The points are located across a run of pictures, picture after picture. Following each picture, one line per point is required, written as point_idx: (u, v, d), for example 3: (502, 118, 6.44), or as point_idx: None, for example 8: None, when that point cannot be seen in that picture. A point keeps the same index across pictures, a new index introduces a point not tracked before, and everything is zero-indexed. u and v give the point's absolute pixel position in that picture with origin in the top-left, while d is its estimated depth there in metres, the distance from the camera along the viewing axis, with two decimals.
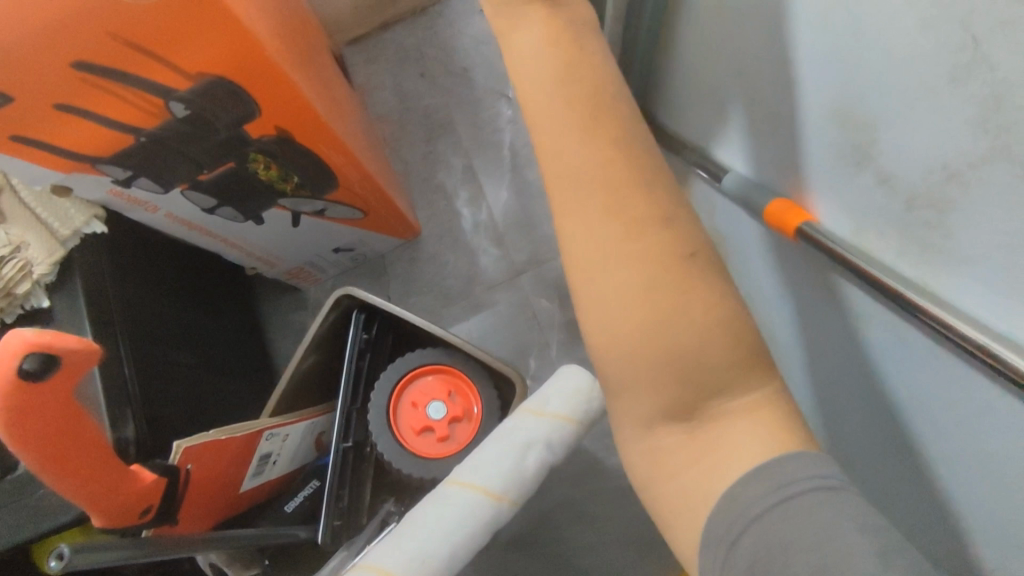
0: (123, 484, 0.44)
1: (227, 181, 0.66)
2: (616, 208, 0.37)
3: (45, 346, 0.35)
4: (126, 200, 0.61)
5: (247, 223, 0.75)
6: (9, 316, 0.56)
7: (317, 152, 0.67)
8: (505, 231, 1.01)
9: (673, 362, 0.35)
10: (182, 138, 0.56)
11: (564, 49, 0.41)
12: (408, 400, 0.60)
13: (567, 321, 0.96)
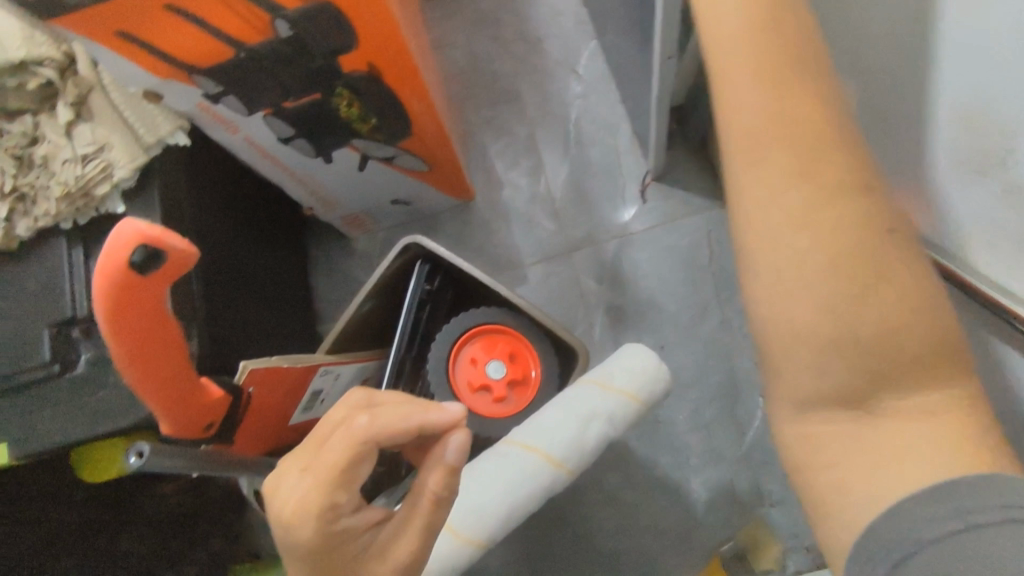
0: (191, 396, 0.44)
1: (309, 113, 0.64)
2: (808, 173, 0.33)
3: (153, 240, 0.35)
4: (211, 116, 0.60)
5: (318, 160, 0.74)
6: (84, 218, 0.56)
7: (400, 96, 0.66)
8: (563, 207, 1.00)
9: (851, 352, 0.33)
10: (278, 61, 0.55)
11: None
12: (468, 356, 0.60)
13: (616, 305, 0.95)
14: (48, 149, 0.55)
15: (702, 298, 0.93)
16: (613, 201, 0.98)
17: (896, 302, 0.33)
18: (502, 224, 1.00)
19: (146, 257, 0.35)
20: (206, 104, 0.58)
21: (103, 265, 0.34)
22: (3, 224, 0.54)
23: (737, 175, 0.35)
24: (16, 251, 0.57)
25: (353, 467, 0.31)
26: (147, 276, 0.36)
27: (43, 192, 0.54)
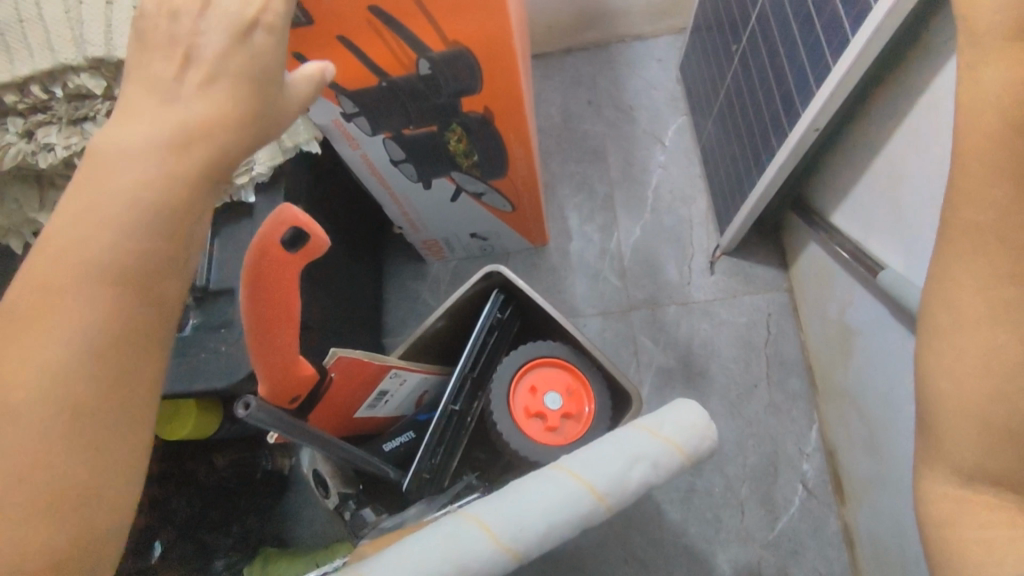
0: (290, 368, 0.49)
1: (422, 144, 0.72)
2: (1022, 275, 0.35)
3: (303, 224, 0.41)
4: (341, 132, 0.68)
5: (418, 185, 0.81)
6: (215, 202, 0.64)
7: (504, 141, 0.73)
8: (630, 266, 1.03)
9: (998, 426, 0.35)
10: (411, 94, 0.63)
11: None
12: (528, 384, 0.64)
13: (667, 367, 0.97)
14: None
15: (754, 376, 0.95)
16: (679, 268, 1.02)
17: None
18: (569, 272, 1.04)
19: (293, 237, 0.42)
20: (340, 122, 0.66)
21: (262, 238, 0.41)
22: None
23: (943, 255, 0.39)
24: None
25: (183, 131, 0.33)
26: (291, 254, 0.43)
27: None
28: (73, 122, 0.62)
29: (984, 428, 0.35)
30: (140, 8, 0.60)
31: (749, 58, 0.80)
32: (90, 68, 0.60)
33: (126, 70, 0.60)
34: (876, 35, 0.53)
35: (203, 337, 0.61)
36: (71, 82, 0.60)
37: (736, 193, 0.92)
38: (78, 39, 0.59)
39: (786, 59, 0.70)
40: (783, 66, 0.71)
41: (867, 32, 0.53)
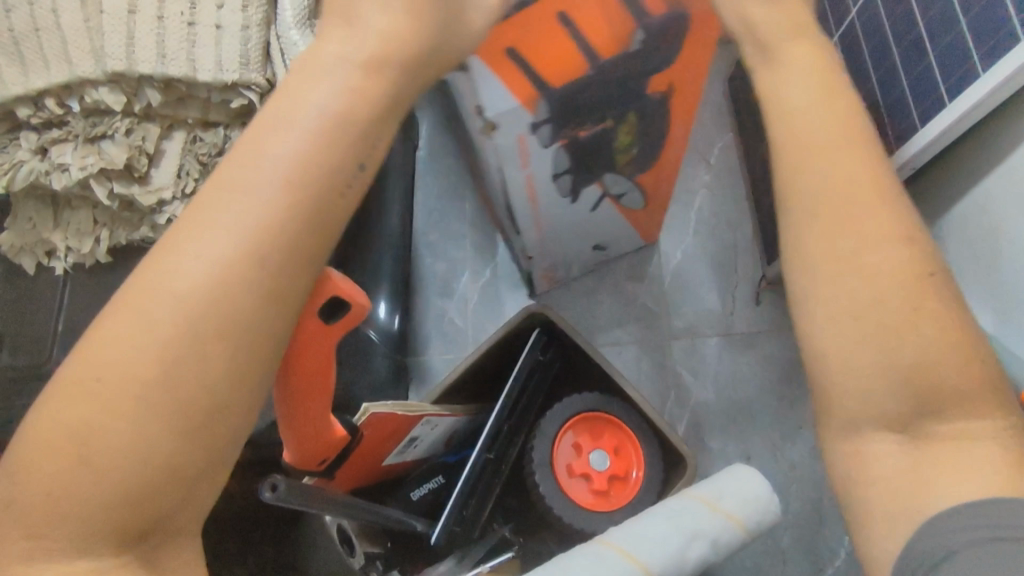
0: (322, 432, 0.45)
1: (594, 147, 0.61)
2: (872, 242, 0.31)
3: (345, 293, 0.37)
4: (516, 149, 0.57)
5: (562, 198, 0.67)
6: None
7: (671, 126, 0.63)
8: (670, 290, 0.97)
9: (910, 380, 0.30)
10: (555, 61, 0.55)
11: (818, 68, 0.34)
12: (572, 439, 0.59)
13: (707, 403, 0.91)
14: None
15: (799, 417, 0.89)
16: (722, 297, 0.96)
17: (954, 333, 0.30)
18: (605, 293, 0.96)
19: (334, 305, 0.37)
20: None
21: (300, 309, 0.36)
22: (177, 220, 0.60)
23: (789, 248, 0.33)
24: None
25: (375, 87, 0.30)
26: (329, 323, 0.38)
27: None
28: (90, 140, 0.57)
29: (907, 392, 0.30)
30: (166, 17, 0.55)
31: None
32: (109, 82, 0.55)
33: (147, 85, 0.56)
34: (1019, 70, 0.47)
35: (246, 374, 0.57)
36: (89, 96, 0.55)
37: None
38: (98, 51, 0.54)
39: (879, 91, 0.63)
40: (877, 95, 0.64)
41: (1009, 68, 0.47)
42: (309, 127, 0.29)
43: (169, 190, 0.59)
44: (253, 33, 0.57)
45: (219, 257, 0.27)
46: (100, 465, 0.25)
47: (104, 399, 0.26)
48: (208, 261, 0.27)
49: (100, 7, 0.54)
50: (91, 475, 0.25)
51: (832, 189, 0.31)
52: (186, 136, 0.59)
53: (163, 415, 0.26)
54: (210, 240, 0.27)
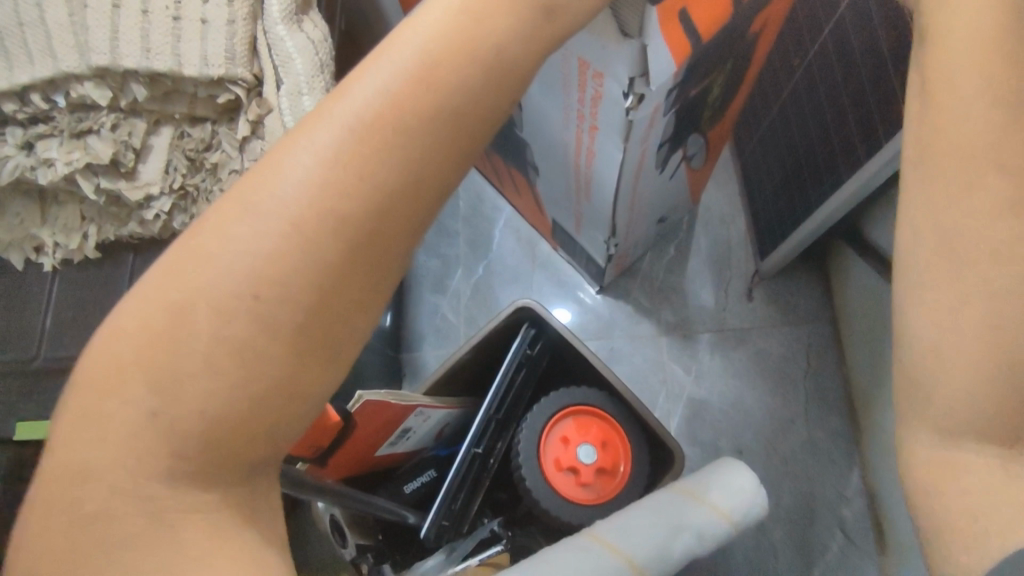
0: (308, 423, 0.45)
1: (690, 105, 0.52)
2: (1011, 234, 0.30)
3: None
4: (644, 122, 0.46)
5: (656, 173, 0.62)
6: None
7: (745, 73, 0.57)
8: (661, 285, 0.96)
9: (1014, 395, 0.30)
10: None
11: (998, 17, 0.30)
12: (560, 434, 0.59)
13: (698, 398, 0.91)
14: (220, 157, 0.59)
15: (791, 411, 0.89)
16: (715, 292, 0.96)
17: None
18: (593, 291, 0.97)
19: None
20: (571, 52, 0.43)
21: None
22: (165, 216, 0.60)
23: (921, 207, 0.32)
24: (167, 239, 0.62)
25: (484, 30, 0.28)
26: None
27: (206, 195, 0.59)
28: (75, 135, 0.57)
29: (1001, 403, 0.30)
30: (151, 11, 0.54)
31: (815, 75, 0.73)
32: (94, 77, 0.55)
33: (132, 80, 0.56)
34: None
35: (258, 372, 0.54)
36: (74, 92, 0.55)
37: (785, 218, 0.85)
38: (82, 45, 0.54)
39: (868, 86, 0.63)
40: (867, 91, 0.64)
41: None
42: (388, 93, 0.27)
43: (155, 186, 0.58)
44: (239, 28, 0.56)
45: (267, 232, 0.26)
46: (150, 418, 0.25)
47: (181, 344, 0.25)
48: (292, 213, 0.26)
49: (84, 2, 0.54)
50: (140, 430, 0.25)
51: (981, 155, 0.30)
52: (173, 131, 0.59)
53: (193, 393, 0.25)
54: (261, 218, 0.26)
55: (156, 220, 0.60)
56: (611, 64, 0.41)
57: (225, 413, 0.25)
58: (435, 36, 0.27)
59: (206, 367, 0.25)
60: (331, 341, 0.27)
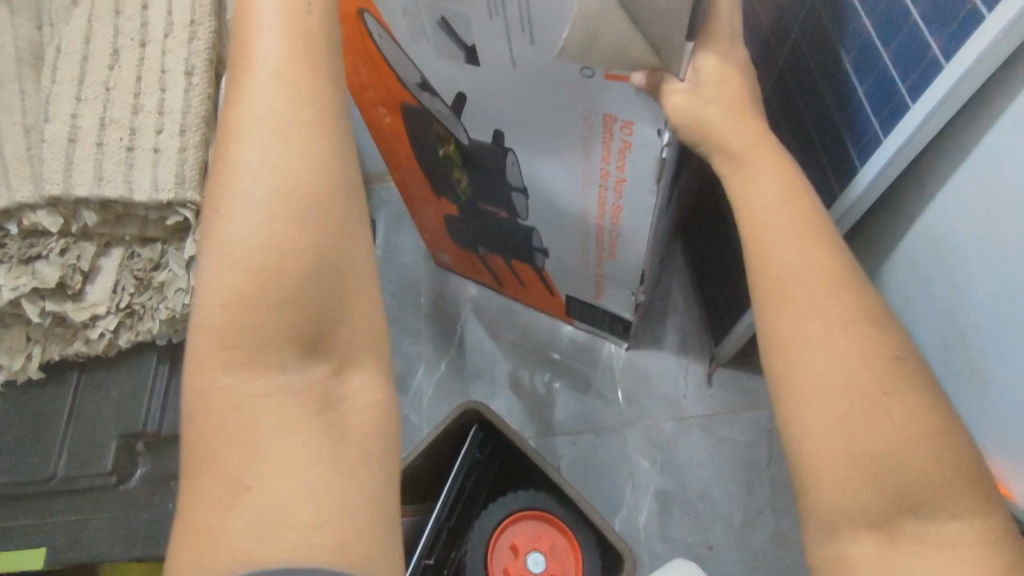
0: None
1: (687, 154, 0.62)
2: (848, 324, 0.36)
3: None
4: (656, 164, 0.56)
5: (664, 218, 0.70)
6: (175, 338, 0.61)
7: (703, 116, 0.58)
8: (622, 377, 0.96)
9: (891, 489, 0.34)
10: (573, 94, 0.53)
11: (791, 183, 0.42)
12: (509, 542, 0.61)
13: (665, 490, 0.89)
14: (167, 277, 0.60)
15: (758, 501, 0.87)
16: (674, 378, 0.95)
17: (921, 429, 0.34)
18: (606, 350, 0.97)
19: None
20: (598, 112, 0.53)
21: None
22: (111, 334, 0.60)
23: (764, 316, 0.39)
24: (115, 355, 0.63)
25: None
26: None
27: (152, 312, 0.60)
28: (24, 262, 0.58)
29: (884, 496, 0.34)
30: (105, 143, 0.58)
31: None
32: (47, 205, 0.58)
33: (83, 207, 0.58)
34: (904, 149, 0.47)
35: None
36: (27, 220, 0.57)
37: (733, 304, 0.86)
38: (37, 177, 0.57)
39: None
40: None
41: (879, 163, 0.49)
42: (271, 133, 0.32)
43: (103, 305, 0.59)
44: (189, 155, 0.60)
45: (230, 265, 0.31)
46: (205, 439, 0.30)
47: (253, 255, 0.31)
48: (249, 239, 0.31)
49: (43, 138, 0.58)
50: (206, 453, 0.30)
51: (784, 272, 0.39)
52: (123, 252, 0.61)
53: (218, 419, 0.30)
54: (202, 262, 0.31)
55: (101, 338, 0.60)
56: (636, 116, 0.52)
57: (303, 309, 0.31)
58: (276, 68, 0.33)
59: (222, 378, 0.30)
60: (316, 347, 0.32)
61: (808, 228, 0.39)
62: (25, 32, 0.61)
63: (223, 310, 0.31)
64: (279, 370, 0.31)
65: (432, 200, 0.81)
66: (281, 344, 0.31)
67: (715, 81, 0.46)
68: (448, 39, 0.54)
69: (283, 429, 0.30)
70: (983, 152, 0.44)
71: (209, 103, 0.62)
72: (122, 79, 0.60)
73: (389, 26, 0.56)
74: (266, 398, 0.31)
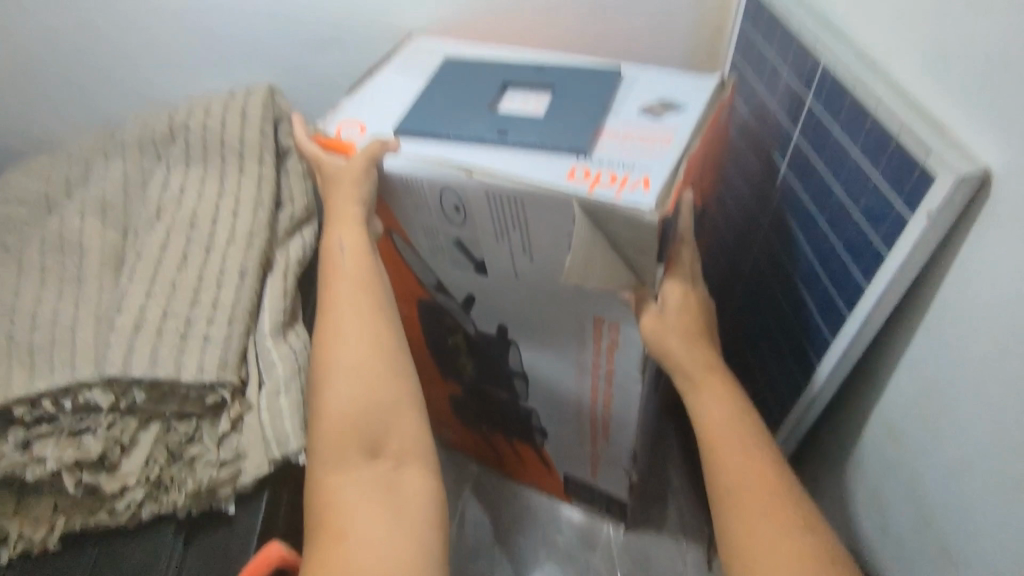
0: None
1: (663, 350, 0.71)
2: (787, 529, 0.46)
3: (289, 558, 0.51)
4: (638, 358, 0.65)
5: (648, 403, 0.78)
6: (194, 510, 0.65)
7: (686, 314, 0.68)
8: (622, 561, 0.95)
9: None
10: (565, 299, 0.63)
11: (737, 410, 0.54)
12: None
13: None
14: (198, 452, 0.66)
15: None
16: (674, 562, 0.95)
17: None
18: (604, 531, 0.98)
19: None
20: (590, 315, 0.64)
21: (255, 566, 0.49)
22: (136, 505, 0.64)
23: (726, 522, 0.49)
24: (133, 527, 0.66)
25: (350, 215, 0.59)
26: None
27: (179, 485, 0.65)
28: (72, 434, 0.65)
29: None
30: (164, 332, 0.67)
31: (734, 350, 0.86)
32: (103, 384, 0.65)
33: (135, 386, 0.66)
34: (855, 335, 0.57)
35: None
36: (82, 396, 0.65)
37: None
38: (101, 359, 0.65)
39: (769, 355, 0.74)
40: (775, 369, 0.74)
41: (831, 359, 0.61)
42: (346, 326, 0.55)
43: (133, 477, 0.64)
44: (233, 342, 0.69)
45: (337, 408, 0.53)
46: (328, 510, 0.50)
47: (353, 400, 0.53)
48: (349, 392, 0.53)
49: (112, 326, 0.67)
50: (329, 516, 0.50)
51: (735, 485, 0.50)
52: (160, 426, 0.67)
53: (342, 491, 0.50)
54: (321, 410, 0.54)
55: (126, 509, 0.64)
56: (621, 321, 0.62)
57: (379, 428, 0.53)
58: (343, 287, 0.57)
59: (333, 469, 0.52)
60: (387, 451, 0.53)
61: (752, 449, 0.51)
62: (111, 240, 0.74)
63: (332, 432, 0.52)
64: (359, 469, 0.51)
65: (438, 383, 0.90)
66: (366, 447, 0.52)
67: (676, 303, 0.58)
68: (463, 253, 0.65)
69: (366, 499, 0.50)
70: (915, 351, 0.54)
71: (257, 298, 0.73)
72: (187, 279, 0.71)
73: (414, 243, 0.69)
74: (363, 481, 0.51)
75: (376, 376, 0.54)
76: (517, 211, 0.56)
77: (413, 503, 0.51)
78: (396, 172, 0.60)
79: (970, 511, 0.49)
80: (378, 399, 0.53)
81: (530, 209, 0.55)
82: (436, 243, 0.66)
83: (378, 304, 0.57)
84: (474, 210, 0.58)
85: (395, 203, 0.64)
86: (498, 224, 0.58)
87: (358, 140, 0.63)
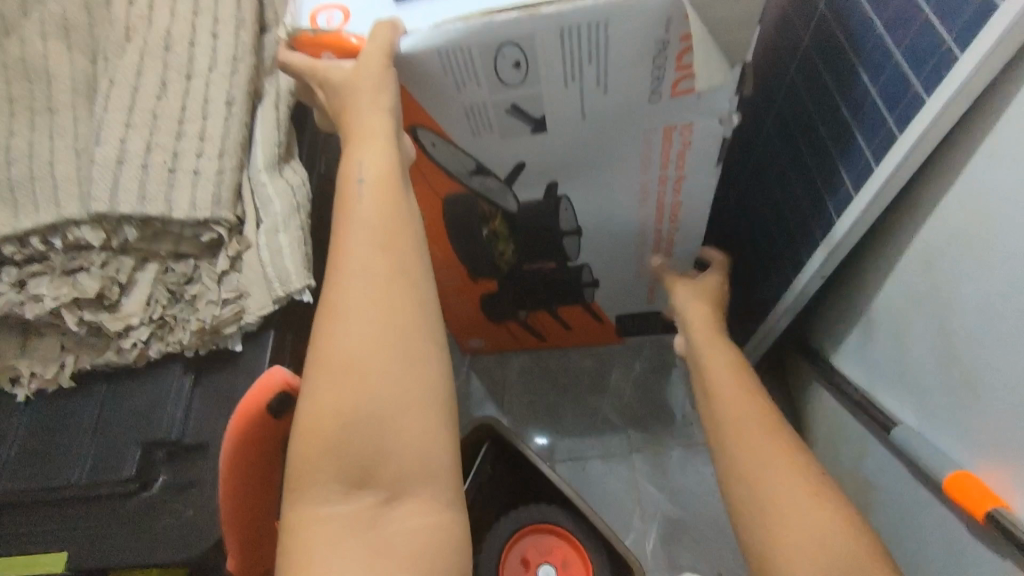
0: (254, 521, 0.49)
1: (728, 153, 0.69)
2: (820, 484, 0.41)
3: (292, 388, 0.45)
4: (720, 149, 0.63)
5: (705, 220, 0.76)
6: (201, 350, 0.64)
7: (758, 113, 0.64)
8: (632, 403, 0.97)
9: None
10: (636, 115, 0.59)
11: None
12: (522, 553, 0.64)
13: (675, 518, 0.89)
14: (199, 290, 0.63)
15: None
16: (682, 406, 0.96)
17: None
18: (614, 378, 0.99)
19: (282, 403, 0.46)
20: (658, 128, 0.61)
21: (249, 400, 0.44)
22: (142, 344, 0.63)
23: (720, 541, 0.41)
24: (144, 365, 0.65)
25: (377, 126, 0.48)
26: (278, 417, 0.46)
27: (183, 324, 0.63)
28: (66, 273, 0.62)
29: None
30: (149, 166, 0.62)
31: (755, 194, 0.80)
32: (92, 221, 0.61)
33: (125, 223, 0.62)
34: (905, 161, 0.51)
35: (200, 484, 0.60)
36: (71, 235, 0.61)
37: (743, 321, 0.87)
38: (85, 196, 0.61)
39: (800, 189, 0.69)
40: (801, 202, 0.69)
41: (876, 182, 0.54)
42: (359, 292, 0.42)
43: (136, 316, 0.62)
44: (226, 177, 0.64)
45: (326, 409, 0.40)
46: (308, 533, 0.40)
47: (349, 406, 0.40)
48: (348, 393, 0.41)
49: (92, 160, 0.62)
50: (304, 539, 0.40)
51: None
52: (158, 266, 0.64)
53: (326, 519, 0.40)
54: (310, 406, 0.41)
55: (133, 348, 0.63)
56: (696, 117, 0.60)
57: (371, 444, 0.40)
58: (364, 237, 0.44)
59: (314, 482, 0.40)
60: (390, 464, 0.41)
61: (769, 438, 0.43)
62: (81, 65, 0.66)
63: (315, 443, 0.40)
64: (336, 496, 0.40)
65: (467, 288, 0.86)
66: (351, 466, 0.40)
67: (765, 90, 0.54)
68: (515, 119, 0.59)
69: (345, 529, 0.40)
70: (970, 171, 0.48)
71: (246, 131, 0.67)
72: (168, 108, 0.65)
73: (446, 132, 0.61)
74: (357, 511, 0.40)
75: (385, 364, 0.41)
76: (592, 33, 0.50)
77: (411, 533, 0.40)
78: (415, 53, 0.51)
79: (1008, 340, 0.48)
80: (375, 401, 0.41)
81: (614, 24, 0.49)
82: (480, 122, 0.60)
83: (400, 264, 0.44)
84: (537, 52, 0.52)
85: (422, 88, 0.56)
86: (567, 56, 0.53)
87: (347, 31, 0.52)
